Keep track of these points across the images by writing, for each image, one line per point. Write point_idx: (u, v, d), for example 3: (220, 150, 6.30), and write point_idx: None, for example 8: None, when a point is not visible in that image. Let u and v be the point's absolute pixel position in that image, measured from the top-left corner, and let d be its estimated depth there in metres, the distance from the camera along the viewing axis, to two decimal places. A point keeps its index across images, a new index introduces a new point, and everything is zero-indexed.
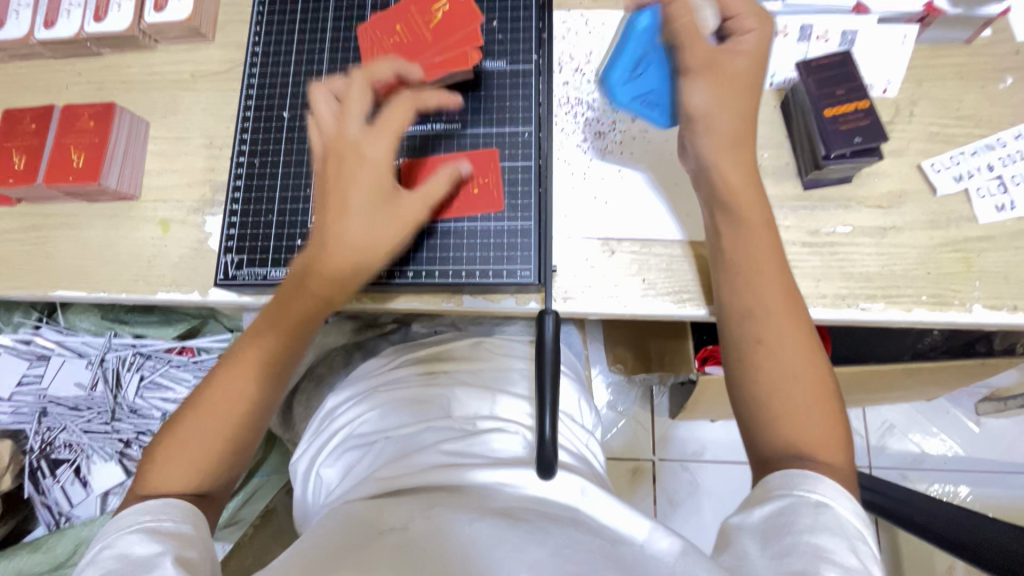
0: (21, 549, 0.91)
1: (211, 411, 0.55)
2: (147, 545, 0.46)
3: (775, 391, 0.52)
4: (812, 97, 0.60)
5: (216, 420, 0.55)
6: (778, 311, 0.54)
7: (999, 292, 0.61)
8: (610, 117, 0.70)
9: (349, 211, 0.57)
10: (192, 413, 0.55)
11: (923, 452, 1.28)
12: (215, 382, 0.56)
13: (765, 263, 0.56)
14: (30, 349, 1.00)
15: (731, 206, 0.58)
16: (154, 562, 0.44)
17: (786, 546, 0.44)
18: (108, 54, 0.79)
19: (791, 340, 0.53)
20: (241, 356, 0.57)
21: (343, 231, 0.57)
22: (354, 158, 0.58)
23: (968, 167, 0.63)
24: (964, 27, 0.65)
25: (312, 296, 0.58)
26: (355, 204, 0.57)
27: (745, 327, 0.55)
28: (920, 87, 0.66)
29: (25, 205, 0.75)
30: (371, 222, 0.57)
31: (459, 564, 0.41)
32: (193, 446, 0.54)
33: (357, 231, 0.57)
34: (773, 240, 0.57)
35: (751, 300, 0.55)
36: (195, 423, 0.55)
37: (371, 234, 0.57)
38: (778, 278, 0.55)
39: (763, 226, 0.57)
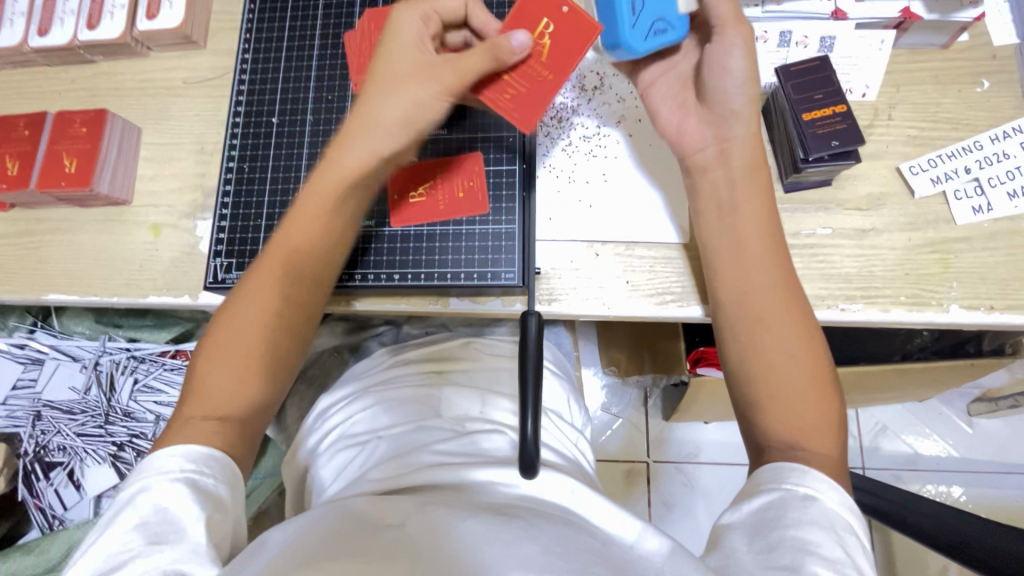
0: (14, 552, 0.92)
1: (235, 326, 0.56)
2: (187, 504, 0.45)
3: (780, 360, 0.53)
4: (791, 101, 0.62)
5: (244, 350, 0.55)
6: (772, 287, 0.56)
7: (977, 292, 0.62)
8: (593, 120, 0.71)
9: (376, 125, 0.59)
10: (215, 334, 0.56)
11: (915, 453, 1.29)
12: (233, 307, 0.57)
13: (766, 249, 0.57)
14: (24, 353, 1.00)
15: (742, 182, 0.59)
16: (187, 527, 0.44)
17: (773, 541, 0.45)
18: (101, 61, 0.80)
19: (789, 317, 0.55)
20: (259, 273, 0.58)
21: (366, 140, 0.59)
22: (382, 69, 0.60)
23: (945, 169, 0.64)
24: (940, 32, 0.66)
25: (317, 203, 0.59)
26: (382, 115, 0.59)
27: (745, 306, 0.56)
28: (899, 91, 0.67)
29: (18, 210, 0.76)
30: (394, 126, 0.59)
31: (451, 559, 0.41)
32: (217, 364, 0.54)
33: (384, 100, 0.59)
34: (775, 219, 0.59)
35: (753, 272, 0.57)
36: (215, 354, 0.55)
37: (397, 102, 0.59)
38: (779, 257, 0.57)
39: (768, 203, 0.59)
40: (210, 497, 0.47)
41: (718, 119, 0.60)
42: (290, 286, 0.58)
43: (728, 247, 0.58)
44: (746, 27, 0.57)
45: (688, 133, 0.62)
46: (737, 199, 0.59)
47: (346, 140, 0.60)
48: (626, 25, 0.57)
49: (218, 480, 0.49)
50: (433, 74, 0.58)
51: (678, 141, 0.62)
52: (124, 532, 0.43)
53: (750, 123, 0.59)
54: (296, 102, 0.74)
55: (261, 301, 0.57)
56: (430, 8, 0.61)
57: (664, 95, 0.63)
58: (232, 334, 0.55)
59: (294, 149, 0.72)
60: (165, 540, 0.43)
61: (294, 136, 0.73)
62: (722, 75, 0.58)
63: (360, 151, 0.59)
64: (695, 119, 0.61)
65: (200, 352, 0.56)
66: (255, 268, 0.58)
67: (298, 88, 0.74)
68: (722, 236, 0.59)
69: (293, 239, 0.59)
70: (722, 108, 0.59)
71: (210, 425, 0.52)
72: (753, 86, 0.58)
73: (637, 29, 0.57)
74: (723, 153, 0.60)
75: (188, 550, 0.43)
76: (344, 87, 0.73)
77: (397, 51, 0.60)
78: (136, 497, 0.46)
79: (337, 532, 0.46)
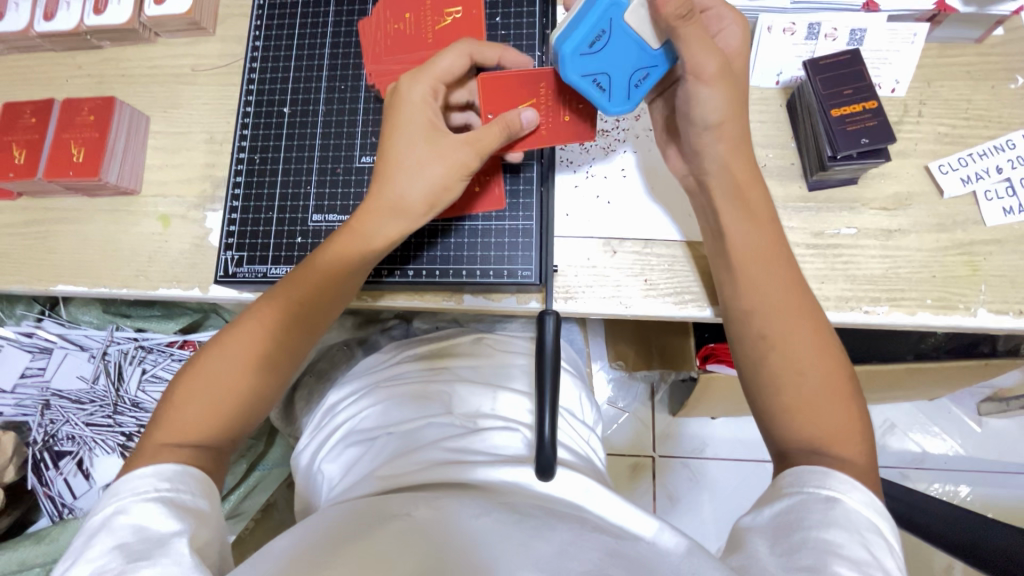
0: (25, 541, 0.90)
1: (234, 358, 0.54)
2: (165, 520, 0.45)
3: (788, 383, 0.52)
4: (819, 97, 0.60)
5: (224, 397, 0.54)
6: (782, 307, 0.54)
7: (1004, 296, 0.60)
8: (613, 114, 0.69)
9: (401, 203, 0.57)
10: (208, 360, 0.55)
11: (923, 452, 1.28)
12: (213, 352, 0.55)
13: (767, 272, 0.55)
14: (32, 342, 1.00)
15: (726, 210, 0.56)
16: (170, 540, 0.43)
17: (794, 543, 0.44)
18: (109, 47, 0.78)
19: (803, 338, 0.53)
20: (250, 319, 0.56)
21: (392, 217, 0.58)
22: (402, 144, 0.58)
23: (975, 169, 0.62)
24: (975, 26, 0.64)
25: (334, 260, 0.58)
26: (409, 193, 0.57)
27: (750, 324, 0.55)
28: (929, 86, 0.65)
29: (26, 199, 0.75)
30: (421, 202, 0.57)
31: (459, 556, 0.41)
32: (205, 390, 0.53)
33: (409, 176, 0.57)
34: (774, 240, 0.56)
35: (754, 296, 0.55)
36: (206, 380, 0.54)
37: (421, 180, 0.57)
38: (780, 277, 0.55)
39: (762, 225, 0.56)
40: (188, 513, 0.47)
41: (688, 156, 0.59)
42: (288, 338, 0.56)
43: (724, 272, 0.57)
44: (716, 68, 0.52)
45: (672, 156, 0.62)
46: (724, 226, 0.57)
47: (373, 208, 0.58)
48: (601, 102, 0.57)
49: (195, 495, 0.48)
50: (451, 154, 0.56)
51: (666, 160, 0.63)
52: (102, 553, 0.43)
53: (720, 151, 0.56)
54: (308, 92, 0.72)
55: (254, 349, 0.55)
56: (436, 78, 0.58)
57: (659, 109, 0.62)
58: (225, 365, 0.54)
59: (306, 140, 0.71)
60: (142, 555, 0.42)
61: (306, 126, 0.71)
62: (687, 122, 0.57)
63: (390, 229, 0.58)
64: (674, 150, 0.61)
65: (189, 368, 0.55)
66: (250, 315, 0.57)
67: (310, 77, 0.73)
68: (717, 261, 0.58)
69: (295, 292, 0.57)
70: (688, 147, 0.58)
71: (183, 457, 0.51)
72: (728, 128, 0.55)
73: (615, 99, 0.56)
74: (700, 182, 0.59)
75: (171, 562, 0.42)
76: (357, 77, 0.72)
77: (419, 111, 0.58)
78: (112, 519, 0.45)
79: (344, 530, 0.46)
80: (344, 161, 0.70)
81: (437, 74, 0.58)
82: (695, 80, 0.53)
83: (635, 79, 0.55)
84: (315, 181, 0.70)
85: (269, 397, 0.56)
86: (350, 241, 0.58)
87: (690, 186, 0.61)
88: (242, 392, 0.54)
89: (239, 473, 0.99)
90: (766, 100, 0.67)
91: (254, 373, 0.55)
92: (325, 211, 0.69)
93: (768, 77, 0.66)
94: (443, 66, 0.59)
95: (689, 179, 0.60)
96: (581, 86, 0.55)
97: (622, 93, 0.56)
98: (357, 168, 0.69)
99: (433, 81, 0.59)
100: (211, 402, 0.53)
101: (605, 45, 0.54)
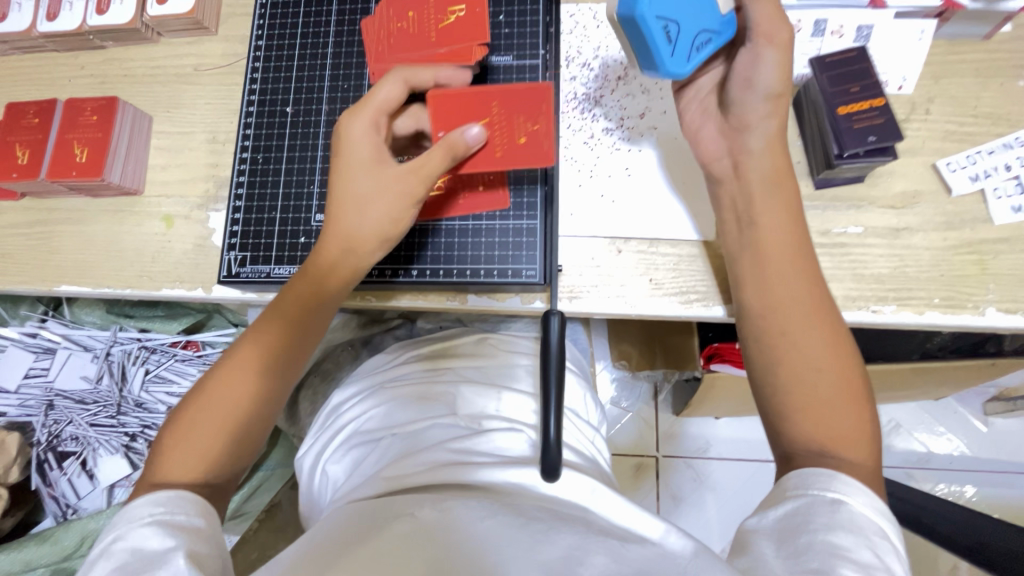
0: (29, 541, 0.89)
1: (218, 393, 0.56)
2: (161, 541, 0.44)
3: (805, 384, 0.52)
4: (825, 94, 0.59)
5: (205, 438, 0.54)
6: (802, 302, 0.53)
7: (1014, 295, 0.60)
8: (618, 112, 0.69)
9: (357, 233, 0.58)
10: (198, 399, 0.56)
11: (929, 452, 1.27)
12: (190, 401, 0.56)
13: (793, 263, 0.55)
14: (36, 342, 1.00)
15: (761, 195, 0.56)
16: (166, 558, 0.43)
17: (800, 546, 0.44)
18: (112, 47, 0.78)
19: (818, 338, 0.52)
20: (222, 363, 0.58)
21: (349, 246, 0.59)
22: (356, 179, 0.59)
23: (984, 167, 0.62)
24: (983, 23, 0.63)
25: (297, 293, 0.59)
26: (367, 223, 0.58)
27: (765, 323, 0.54)
28: (937, 83, 0.65)
29: (29, 200, 0.75)
30: (378, 231, 0.58)
31: (466, 560, 0.41)
32: (194, 428, 0.54)
33: (363, 207, 0.58)
34: (801, 230, 0.56)
35: (777, 294, 0.54)
36: (196, 418, 0.55)
37: (375, 210, 0.58)
38: (804, 269, 0.55)
39: (792, 214, 0.56)
40: (185, 531, 0.46)
41: (733, 131, 0.58)
42: (259, 369, 0.57)
43: (747, 263, 0.56)
44: (782, 33, 0.54)
45: (705, 139, 0.61)
46: (756, 211, 0.56)
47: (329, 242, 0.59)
48: (664, 56, 0.53)
49: (190, 513, 0.48)
50: (400, 182, 0.57)
51: (696, 143, 0.61)
52: None
53: (768, 127, 0.56)
54: (311, 91, 0.72)
55: (227, 385, 0.56)
56: (376, 111, 0.60)
57: (691, 96, 0.62)
58: (212, 402, 0.55)
59: (310, 140, 0.71)
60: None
61: (309, 126, 0.71)
62: (746, 89, 0.56)
63: (347, 260, 0.59)
64: (712, 128, 0.60)
65: (179, 411, 0.56)
66: (222, 360, 0.58)
67: (312, 76, 0.73)
68: (739, 253, 0.57)
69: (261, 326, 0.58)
70: (736, 120, 0.58)
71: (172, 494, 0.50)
72: (779, 104, 0.56)
73: (678, 55, 0.54)
74: (737, 166, 0.58)
75: None
76: (360, 76, 0.72)
77: (367, 143, 0.59)
78: (111, 547, 0.45)
79: (350, 532, 0.46)
80: None
81: (378, 105, 0.60)
82: (766, 45, 0.54)
83: (700, 41, 0.55)
84: (318, 181, 0.69)
85: (250, 432, 0.56)
86: (309, 271, 0.59)
87: (722, 172, 0.59)
88: (229, 425, 0.55)
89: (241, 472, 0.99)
90: None
91: (238, 402, 0.56)
92: None
93: None
94: (382, 97, 0.60)
95: (721, 163, 0.59)
96: (652, 30, 0.52)
97: (686, 51, 0.54)
98: None
99: (374, 113, 0.60)
100: (199, 439, 0.54)
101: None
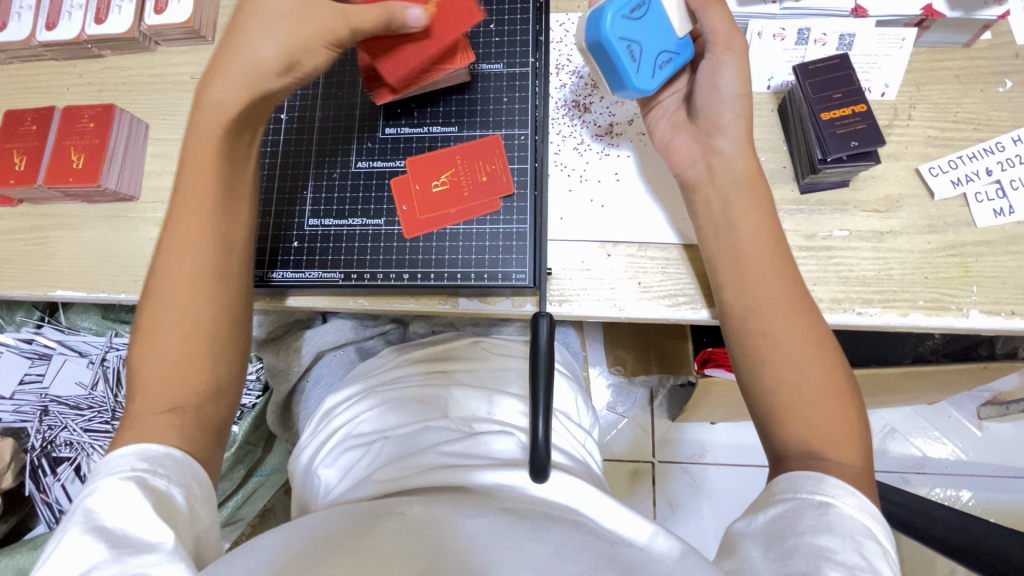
0: (21, 548, 0.90)
1: (167, 299, 0.54)
2: (136, 499, 0.44)
3: (788, 384, 0.52)
4: (808, 100, 0.60)
5: (187, 341, 0.53)
6: (780, 303, 0.54)
7: (997, 297, 0.61)
8: (606, 118, 0.70)
9: (255, 65, 0.54)
10: (155, 310, 0.54)
11: (924, 456, 1.27)
12: (155, 314, 0.54)
13: (770, 264, 0.56)
14: (32, 348, 1.01)
15: (735, 199, 0.57)
16: (139, 521, 0.42)
17: (788, 548, 0.44)
18: (110, 56, 0.79)
19: (800, 337, 0.53)
20: (170, 269, 0.54)
21: (251, 66, 0.54)
22: (256, 26, 0.54)
23: (966, 171, 0.63)
24: (963, 30, 0.64)
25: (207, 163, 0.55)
26: (252, 63, 0.54)
27: (747, 324, 0.55)
28: (919, 90, 0.66)
29: (26, 206, 0.76)
30: (276, 60, 0.54)
31: (456, 556, 0.41)
32: (163, 341, 0.53)
33: (255, 45, 0.53)
34: (778, 231, 0.57)
35: (754, 295, 0.55)
36: (160, 332, 0.53)
37: (270, 46, 0.53)
38: (778, 271, 0.55)
39: (767, 218, 0.57)
40: (163, 497, 0.45)
41: (703, 135, 0.60)
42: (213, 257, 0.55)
43: (725, 269, 0.57)
44: (739, 42, 0.58)
45: (676, 148, 0.62)
46: (733, 214, 0.57)
47: (214, 104, 0.55)
48: (630, 73, 0.57)
49: (170, 480, 0.47)
50: (313, 14, 0.53)
51: (669, 154, 0.62)
52: (75, 534, 0.42)
53: (738, 129, 0.58)
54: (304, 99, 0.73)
55: (190, 285, 0.54)
56: None
57: (659, 113, 0.64)
58: (164, 313, 0.53)
59: (304, 145, 0.72)
60: (126, 542, 0.41)
61: (303, 131, 0.72)
62: (713, 95, 0.59)
63: (259, 52, 0.53)
64: (683, 137, 0.61)
65: (138, 347, 0.54)
66: (163, 267, 0.55)
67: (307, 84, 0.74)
68: (719, 256, 0.58)
69: (190, 218, 0.55)
70: (708, 124, 0.59)
71: (164, 417, 0.50)
72: (744, 105, 0.58)
73: (641, 72, 0.57)
74: (711, 171, 0.59)
75: (143, 547, 0.41)
76: (354, 84, 0.73)
77: (260, 18, 0.53)
78: (87, 501, 0.44)
79: (340, 528, 0.46)
80: (340, 165, 0.71)
81: (258, 10, 0.54)
82: (727, 53, 0.58)
83: (662, 60, 0.57)
84: (311, 186, 0.71)
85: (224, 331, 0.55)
86: (211, 125, 0.55)
87: (696, 176, 0.60)
88: (200, 319, 0.54)
89: (235, 479, 0.98)
90: (759, 105, 0.67)
91: (190, 301, 0.54)
92: (322, 215, 0.69)
93: (759, 82, 0.67)
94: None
95: (698, 166, 0.60)
96: (615, 49, 0.56)
97: (650, 69, 0.57)
98: (353, 172, 0.70)
99: None
100: (172, 351, 0.53)
101: (641, 16, 0.56)
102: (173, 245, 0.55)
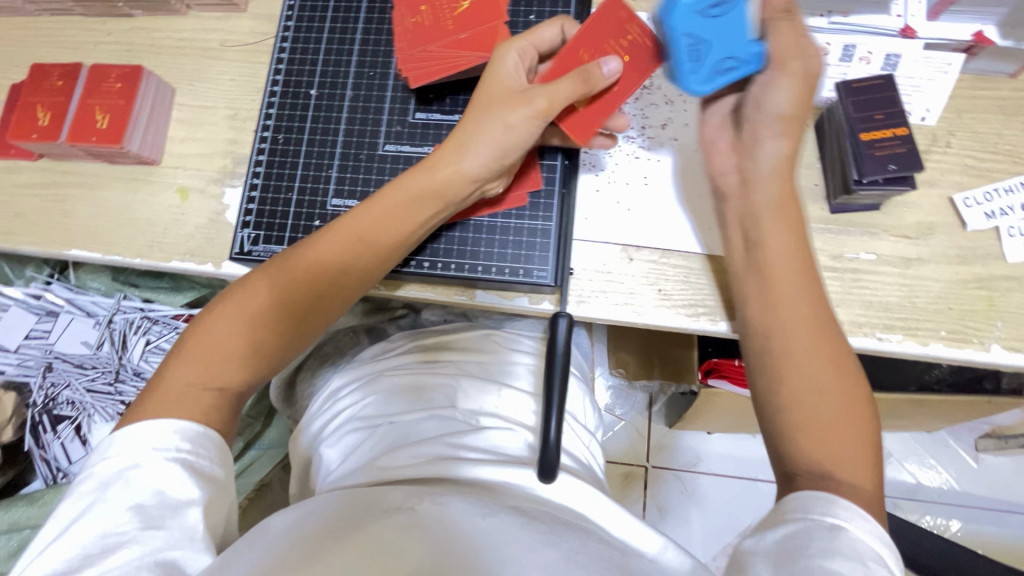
0: (19, 502, 0.91)
1: (259, 295, 0.55)
2: (183, 484, 0.46)
3: (802, 407, 0.52)
4: (849, 119, 0.59)
5: (252, 334, 0.54)
6: (803, 324, 0.53)
7: (1020, 334, 0.60)
8: (639, 121, 0.69)
9: (467, 146, 0.58)
10: (240, 296, 0.55)
11: (918, 483, 1.28)
12: (237, 298, 0.55)
13: (801, 284, 0.55)
14: (40, 304, 1.01)
15: (768, 218, 0.56)
16: (185, 508, 0.45)
17: (798, 570, 0.44)
18: (140, 16, 0.78)
19: (819, 362, 0.52)
20: (277, 270, 0.56)
21: (456, 159, 0.58)
22: (481, 99, 0.59)
23: (1000, 205, 0.62)
24: (1011, 61, 0.63)
25: (384, 206, 0.58)
26: (474, 139, 0.58)
27: (765, 342, 0.55)
28: (959, 118, 0.65)
29: (46, 161, 0.75)
30: (486, 150, 0.58)
31: (468, 553, 0.41)
32: (235, 315, 0.54)
33: (478, 125, 0.58)
34: (805, 254, 0.56)
35: (780, 316, 0.54)
36: (231, 316, 0.54)
37: (490, 127, 0.57)
38: (810, 294, 0.55)
39: (795, 236, 0.56)
40: (207, 479, 0.48)
41: (744, 151, 0.58)
42: (323, 276, 0.56)
43: (753, 284, 0.57)
44: (798, 63, 0.54)
45: (718, 151, 0.61)
46: (765, 233, 0.56)
47: (437, 155, 0.59)
48: (686, 70, 0.55)
49: (213, 462, 0.49)
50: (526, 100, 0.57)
51: (708, 156, 0.62)
52: (115, 509, 0.44)
53: (780, 147, 0.56)
54: (336, 77, 0.72)
55: (281, 289, 0.55)
56: (529, 42, 0.60)
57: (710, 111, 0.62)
58: (246, 301, 0.55)
59: (331, 124, 0.71)
60: (165, 528, 0.44)
61: (332, 110, 0.71)
62: (757, 109, 0.57)
63: (481, 132, 0.58)
64: (724, 142, 0.60)
65: (213, 308, 0.55)
66: (276, 263, 0.57)
67: (339, 61, 0.73)
68: (747, 272, 0.58)
69: (333, 236, 0.57)
70: (748, 137, 0.58)
71: (209, 395, 0.52)
72: (790, 125, 0.56)
73: (698, 73, 0.55)
74: (745, 182, 0.58)
75: (183, 537, 0.44)
76: (387, 65, 0.72)
77: (488, 101, 0.58)
78: (129, 474, 0.46)
79: (350, 514, 0.46)
80: (367, 147, 0.70)
81: (484, 90, 0.59)
82: (776, 70, 0.54)
83: (722, 67, 0.55)
84: (337, 166, 0.70)
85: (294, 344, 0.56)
86: (407, 182, 0.59)
87: (730, 186, 0.60)
88: (276, 321, 0.55)
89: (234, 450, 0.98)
90: None
91: (275, 303, 0.55)
92: (344, 196, 0.69)
93: None
94: (506, 66, 0.60)
95: (730, 177, 0.60)
96: (679, 43, 0.54)
97: (709, 72, 0.54)
98: (380, 155, 0.69)
99: (528, 45, 0.60)
100: (235, 338, 0.53)
101: (718, 17, 0.54)
102: (318, 249, 0.57)
